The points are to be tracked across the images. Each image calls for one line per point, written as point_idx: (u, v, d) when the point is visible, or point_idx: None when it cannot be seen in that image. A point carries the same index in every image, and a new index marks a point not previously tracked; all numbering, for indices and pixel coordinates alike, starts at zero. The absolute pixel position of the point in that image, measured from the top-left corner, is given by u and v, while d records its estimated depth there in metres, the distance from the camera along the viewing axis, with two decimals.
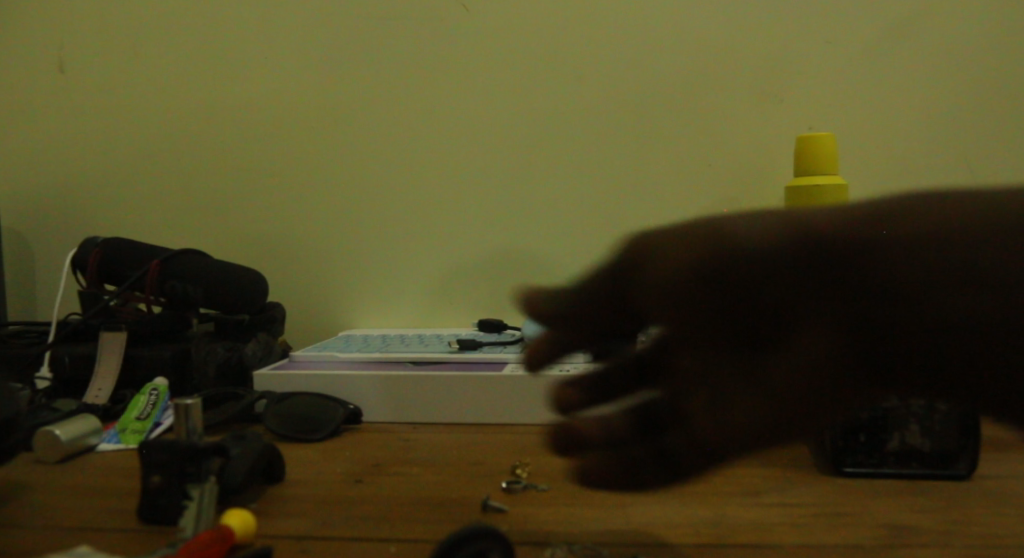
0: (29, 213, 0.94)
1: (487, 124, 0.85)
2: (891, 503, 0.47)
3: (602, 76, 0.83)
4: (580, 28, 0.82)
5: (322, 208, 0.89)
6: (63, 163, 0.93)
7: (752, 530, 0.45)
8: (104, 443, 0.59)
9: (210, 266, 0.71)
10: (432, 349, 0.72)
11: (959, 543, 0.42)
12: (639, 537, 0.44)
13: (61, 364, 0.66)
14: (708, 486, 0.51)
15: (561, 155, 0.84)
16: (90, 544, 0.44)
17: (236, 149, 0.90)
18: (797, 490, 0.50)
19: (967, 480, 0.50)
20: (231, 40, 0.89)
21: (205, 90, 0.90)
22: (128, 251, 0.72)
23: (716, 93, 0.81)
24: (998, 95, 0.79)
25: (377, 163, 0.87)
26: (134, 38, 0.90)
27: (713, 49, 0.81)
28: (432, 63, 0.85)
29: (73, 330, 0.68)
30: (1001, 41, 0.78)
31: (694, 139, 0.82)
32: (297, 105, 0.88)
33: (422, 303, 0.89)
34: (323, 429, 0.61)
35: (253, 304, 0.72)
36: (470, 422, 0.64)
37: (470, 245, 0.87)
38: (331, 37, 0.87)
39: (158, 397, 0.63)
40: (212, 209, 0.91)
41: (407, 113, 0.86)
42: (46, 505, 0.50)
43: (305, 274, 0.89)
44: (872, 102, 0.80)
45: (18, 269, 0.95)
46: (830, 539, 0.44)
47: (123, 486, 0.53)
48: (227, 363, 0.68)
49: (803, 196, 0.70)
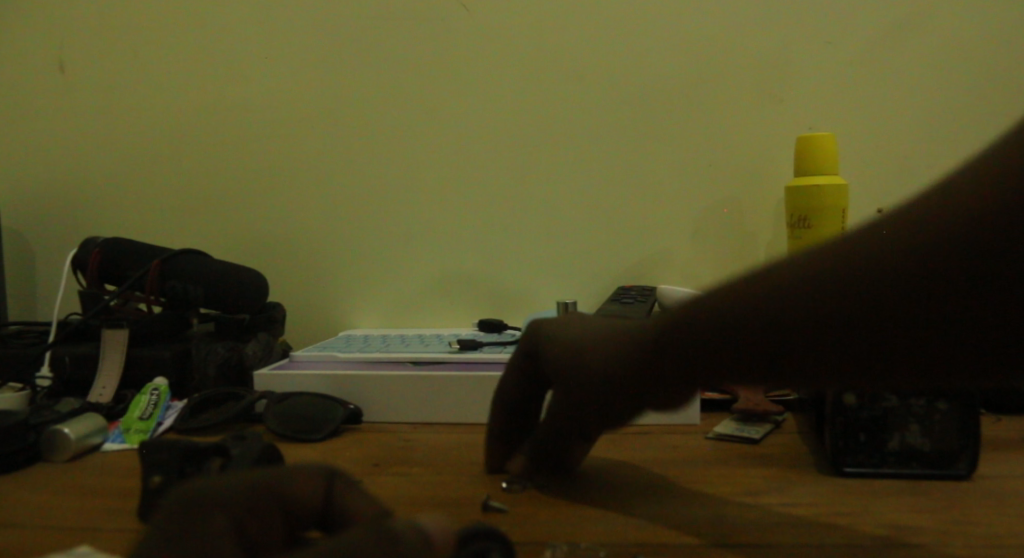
0: (30, 213, 0.95)
1: (484, 125, 0.85)
2: (890, 505, 0.47)
3: (604, 76, 0.83)
4: (580, 28, 0.82)
5: (320, 209, 0.89)
6: (62, 164, 0.93)
7: (753, 530, 0.45)
8: (109, 441, 0.59)
9: (210, 267, 0.72)
10: (433, 349, 0.72)
11: (960, 543, 0.42)
12: (638, 538, 0.44)
13: (62, 363, 0.68)
14: (705, 487, 0.51)
15: (557, 157, 0.84)
16: (90, 545, 0.44)
17: (234, 151, 0.90)
18: (796, 492, 0.49)
19: (968, 480, 0.49)
20: (230, 39, 0.89)
21: (202, 92, 0.90)
22: (128, 253, 0.73)
23: (714, 94, 0.81)
24: (997, 99, 0.78)
25: (376, 162, 0.88)
26: (131, 40, 0.90)
27: (712, 50, 0.81)
28: (430, 66, 0.85)
29: (74, 330, 0.70)
30: (1003, 37, 0.77)
31: (692, 140, 0.82)
32: (295, 103, 0.88)
33: (422, 303, 0.89)
34: (322, 430, 0.61)
35: (253, 304, 0.73)
36: (472, 422, 0.64)
37: (467, 246, 0.87)
38: (326, 40, 0.87)
39: (158, 398, 0.64)
40: (214, 208, 0.91)
41: (409, 113, 0.86)
42: (45, 505, 0.50)
43: (304, 273, 0.90)
44: (868, 104, 0.80)
45: (18, 269, 0.95)
46: (831, 536, 0.44)
47: (123, 486, 0.53)
48: (227, 363, 0.69)
49: (803, 196, 0.71)
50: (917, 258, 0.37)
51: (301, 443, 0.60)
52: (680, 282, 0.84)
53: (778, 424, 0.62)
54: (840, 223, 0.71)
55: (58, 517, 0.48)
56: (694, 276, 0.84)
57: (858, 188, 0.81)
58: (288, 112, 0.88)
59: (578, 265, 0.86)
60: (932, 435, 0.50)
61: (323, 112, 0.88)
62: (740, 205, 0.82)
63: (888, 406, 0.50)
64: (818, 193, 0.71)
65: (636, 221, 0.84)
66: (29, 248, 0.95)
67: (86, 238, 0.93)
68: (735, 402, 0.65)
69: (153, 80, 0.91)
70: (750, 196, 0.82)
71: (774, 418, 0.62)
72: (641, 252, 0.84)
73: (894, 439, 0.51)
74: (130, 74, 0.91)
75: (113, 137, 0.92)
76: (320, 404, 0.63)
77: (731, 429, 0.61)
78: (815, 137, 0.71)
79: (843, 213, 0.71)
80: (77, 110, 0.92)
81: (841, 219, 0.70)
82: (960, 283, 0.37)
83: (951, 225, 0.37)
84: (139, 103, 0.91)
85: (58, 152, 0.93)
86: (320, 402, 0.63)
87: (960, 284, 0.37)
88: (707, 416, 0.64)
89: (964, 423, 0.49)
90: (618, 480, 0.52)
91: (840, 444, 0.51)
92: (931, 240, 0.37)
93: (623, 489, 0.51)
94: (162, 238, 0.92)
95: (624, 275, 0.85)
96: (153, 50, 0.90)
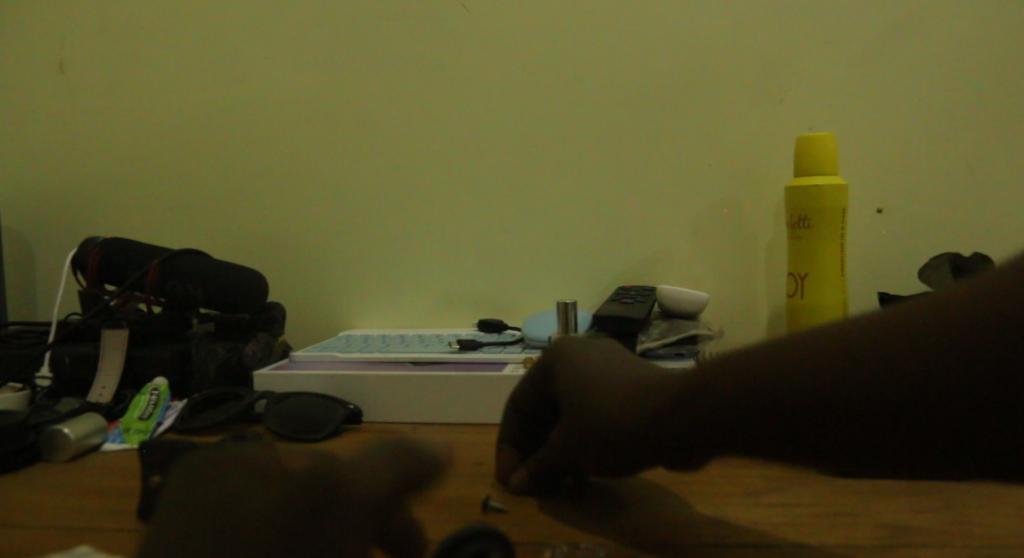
0: (30, 212, 0.95)
1: (484, 126, 0.85)
2: (888, 505, 0.47)
3: (605, 78, 0.83)
4: (580, 29, 0.82)
5: (320, 208, 0.89)
6: (61, 164, 0.93)
7: (753, 531, 0.44)
8: (108, 441, 0.59)
9: (211, 267, 0.72)
10: (433, 349, 0.72)
11: (961, 544, 0.42)
12: (638, 537, 0.44)
13: (62, 363, 0.68)
14: (705, 487, 0.51)
15: (556, 156, 0.84)
16: (91, 545, 0.44)
17: (233, 151, 0.90)
18: (795, 492, 0.49)
19: (968, 480, 0.50)
20: (230, 40, 0.89)
21: (202, 93, 0.90)
22: (129, 253, 0.73)
23: (713, 95, 0.81)
24: (996, 100, 0.78)
25: (377, 163, 0.87)
26: (130, 40, 0.90)
27: (713, 49, 0.81)
28: (430, 66, 0.85)
29: (73, 330, 0.70)
30: (1005, 37, 0.77)
31: (692, 141, 0.82)
32: (295, 103, 0.88)
33: (423, 303, 0.89)
34: (322, 430, 0.61)
35: (253, 304, 0.73)
36: (471, 422, 0.64)
37: (466, 245, 0.87)
38: (325, 41, 0.87)
39: (158, 398, 0.64)
40: (214, 208, 0.91)
41: (409, 113, 0.86)
42: (45, 505, 0.50)
43: (303, 272, 0.90)
44: (868, 104, 0.80)
45: (18, 269, 0.95)
46: (829, 535, 0.44)
47: (123, 486, 0.52)
48: (227, 363, 0.69)
49: (802, 196, 0.71)
50: (885, 342, 0.34)
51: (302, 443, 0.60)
52: (680, 282, 0.84)
53: None
54: (839, 223, 0.72)
55: (58, 518, 0.47)
56: (694, 276, 0.84)
57: (857, 187, 0.81)
58: (287, 112, 0.88)
59: (578, 265, 0.86)
60: None
61: (323, 111, 0.88)
62: (740, 205, 0.82)
63: None
64: (818, 194, 0.71)
65: (635, 222, 0.84)
66: (29, 246, 0.95)
67: (86, 237, 0.93)
68: None
69: (153, 80, 0.90)
70: (750, 196, 0.82)
71: None
72: (640, 252, 0.84)
73: None
74: (129, 73, 0.91)
75: (112, 136, 0.92)
76: (322, 403, 0.63)
77: None
78: (814, 137, 0.71)
79: (843, 213, 0.71)
80: (76, 110, 0.92)
81: (840, 217, 0.71)
82: (910, 378, 0.33)
83: (955, 330, 0.32)
84: (137, 102, 0.91)
85: (57, 151, 0.93)
86: (322, 401, 0.63)
87: (907, 381, 0.33)
88: None
89: None
90: (618, 481, 0.52)
91: None
92: (934, 358, 0.32)
93: (625, 490, 0.51)
94: (161, 238, 0.92)
95: (624, 275, 0.85)
96: (154, 50, 0.90)
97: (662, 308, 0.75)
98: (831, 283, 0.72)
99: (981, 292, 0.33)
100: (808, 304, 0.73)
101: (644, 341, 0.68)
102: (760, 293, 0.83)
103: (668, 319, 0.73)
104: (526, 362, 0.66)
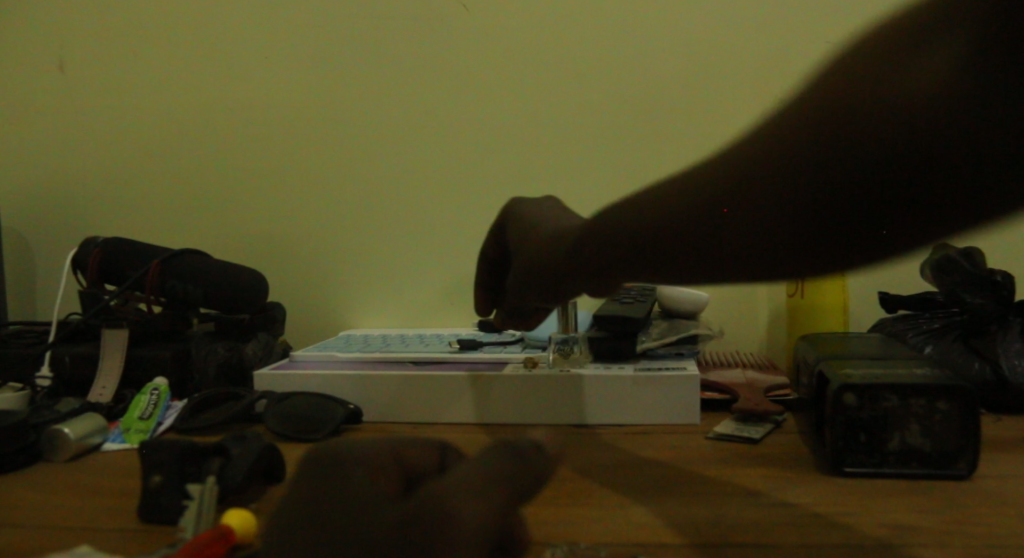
0: (29, 212, 0.95)
1: (484, 124, 0.85)
2: (889, 505, 0.47)
3: (604, 76, 0.83)
4: (579, 27, 0.82)
5: (319, 207, 0.89)
6: (60, 163, 0.93)
7: (752, 530, 0.44)
8: (108, 441, 0.59)
9: (211, 266, 0.72)
10: (433, 348, 0.72)
11: (960, 544, 0.42)
12: (638, 537, 0.44)
13: (62, 363, 0.68)
14: (705, 486, 0.51)
15: (556, 155, 0.84)
16: (91, 544, 0.44)
17: (232, 150, 0.90)
18: (795, 492, 0.49)
19: (969, 480, 0.50)
20: (230, 38, 0.89)
21: (201, 91, 0.90)
22: (129, 252, 0.73)
23: (714, 94, 0.81)
24: None
25: (377, 162, 0.87)
26: (129, 38, 0.90)
27: (713, 47, 0.81)
28: (430, 64, 0.85)
29: (73, 330, 0.70)
30: None
31: (692, 140, 0.82)
32: (295, 102, 0.88)
33: (423, 303, 0.89)
34: (322, 429, 0.60)
35: (253, 303, 0.73)
36: (471, 422, 0.64)
37: (466, 244, 0.87)
38: (324, 40, 0.87)
39: (158, 398, 0.64)
40: (214, 207, 0.91)
41: (410, 112, 0.86)
42: (45, 506, 0.50)
43: (303, 272, 0.90)
44: None
45: (19, 268, 0.95)
46: (829, 536, 0.44)
47: (122, 486, 0.52)
48: (227, 363, 0.68)
49: None
50: (823, 114, 0.38)
51: (302, 443, 0.60)
52: None
53: (777, 423, 0.61)
54: None
55: (57, 519, 0.47)
56: None
57: None
58: (286, 111, 0.88)
59: None
60: (932, 435, 0.50)
61: (323, 111, 0.88)
62: None
63: (889, 407, 0.50)
64: None
65: None
66: (28, 245, 0.95)
67: (85, 237, 0.93)
68: (734, 402, 0.64)
69: (152, 78, 0.90)
70: None
71: (774, 418, 0.62)
72: None
73: (894, 440, 0.51)
74: (128, 71, 0.91)
75: (111, 135, 0.92)
76: (322, 404, 0.63)
77: (732, 429, 0.61)
78: None
79: None
80: (76, 109, 0.92)
81: None
82: (852, 139, 0.38)
83: (930, 91, 0.36)
84: (136, 100, 0.91)
85: (55, 149, 0.93)
86: (322, 401, 0.63)
87: (853, 144, 0.38)
88: (707, 416, 0.64)
89: (964, 425, 0.50)
90: (618, 481, 0.52)
91: (840, 444, 0.51)
92: (862, 115, 0.37)
93: (624, 490, 0.51)
94: (161, 237, 0.92)
95: None
96: (153, 48, 0.90)
97: (662, 307, 0.75)
98: (831, 284, 0.72)
99: (887, 54, 0.35)
100: (809, 304, 0.73)
101: (644, 340, 0.68)
102: (760, 293, 0.83)
103: (668, 318, 0.73)
104: (526, 362, 0.66)
